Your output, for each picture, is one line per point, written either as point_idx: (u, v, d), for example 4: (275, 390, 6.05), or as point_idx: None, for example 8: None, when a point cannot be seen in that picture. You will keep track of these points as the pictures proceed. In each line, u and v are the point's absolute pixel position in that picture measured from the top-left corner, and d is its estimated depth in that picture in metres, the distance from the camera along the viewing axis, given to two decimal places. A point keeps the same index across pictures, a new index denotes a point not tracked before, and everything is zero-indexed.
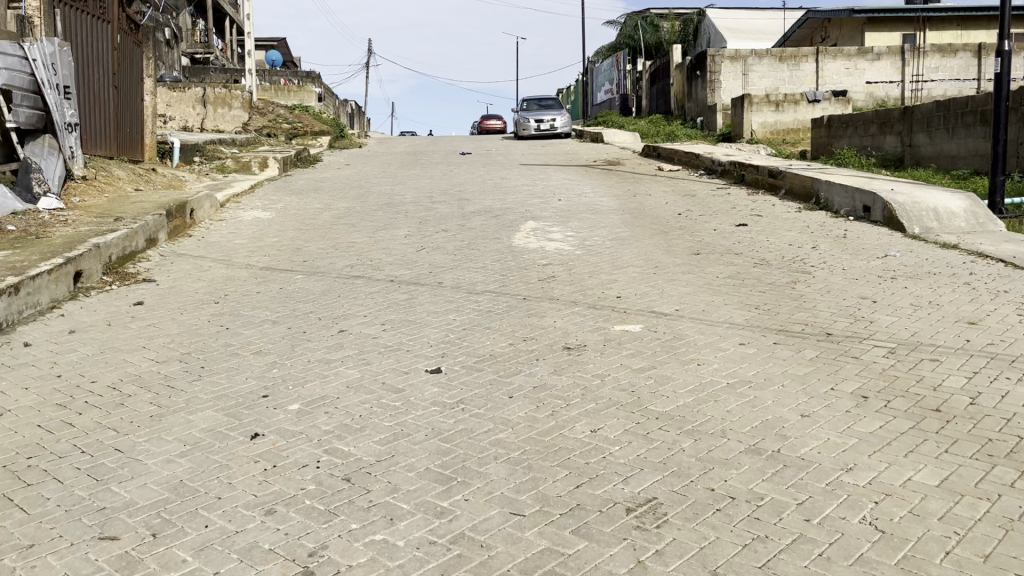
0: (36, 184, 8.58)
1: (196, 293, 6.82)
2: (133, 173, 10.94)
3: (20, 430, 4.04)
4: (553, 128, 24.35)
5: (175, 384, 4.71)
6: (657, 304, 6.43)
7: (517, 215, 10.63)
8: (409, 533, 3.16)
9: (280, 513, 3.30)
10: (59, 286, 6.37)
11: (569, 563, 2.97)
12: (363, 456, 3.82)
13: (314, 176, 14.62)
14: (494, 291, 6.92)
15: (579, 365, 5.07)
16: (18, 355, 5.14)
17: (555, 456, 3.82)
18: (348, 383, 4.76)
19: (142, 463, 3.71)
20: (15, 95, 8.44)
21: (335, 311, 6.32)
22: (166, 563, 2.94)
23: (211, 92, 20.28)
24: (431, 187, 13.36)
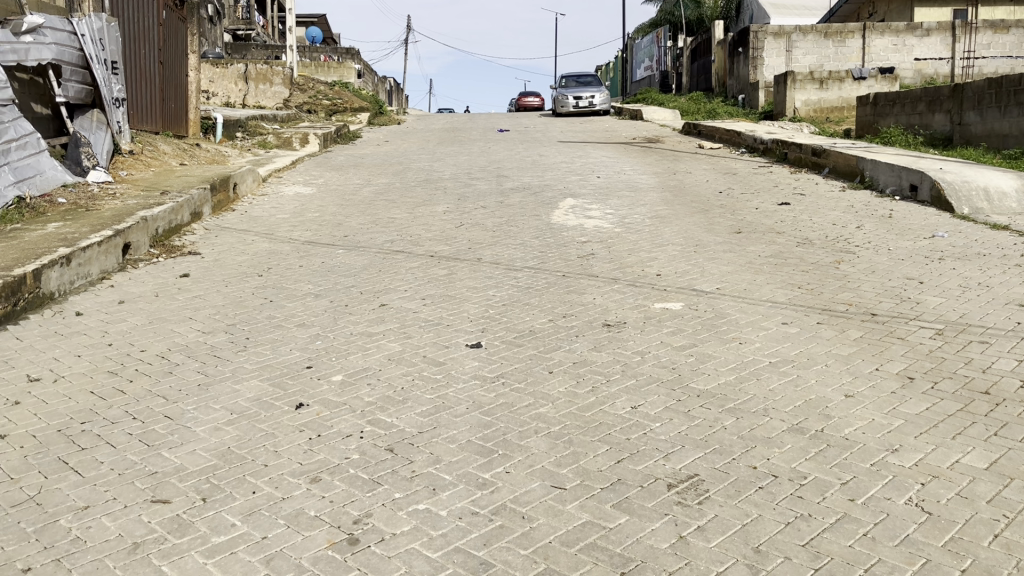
0: (86, 158, 8.67)
1: (240, 266, 6.91)
2: (179, 147, 11.10)
3: (74, 396, 4.16)
4: (592, 106, 24.18)
5: (221, 354, 4.80)
6: (697, 282, 6.38)
7: (556, 192, 10.60)
8: (452, 503, 3.20)
9: (325, 482, 3.35)
10: (109, 258, 6.50)
11: (610, 536, 2.98)
12: (405, 427, 3.86)
13: (354, 152, 14.69)
14: (534, 268, 6.91)
15: (619, 342, 5.06)
16: (71, 324, 5.27)
17: (596, 431, 3.83)
18: (390, 356, 4.81)
19: (192, 431, 3.79)
20: (64, 70, 8.60)
21: (376, 285, 6.37)
22: (216, 527, 3.02)
23: (253, 68, 20.50)
24: (470, 164, 13.36)
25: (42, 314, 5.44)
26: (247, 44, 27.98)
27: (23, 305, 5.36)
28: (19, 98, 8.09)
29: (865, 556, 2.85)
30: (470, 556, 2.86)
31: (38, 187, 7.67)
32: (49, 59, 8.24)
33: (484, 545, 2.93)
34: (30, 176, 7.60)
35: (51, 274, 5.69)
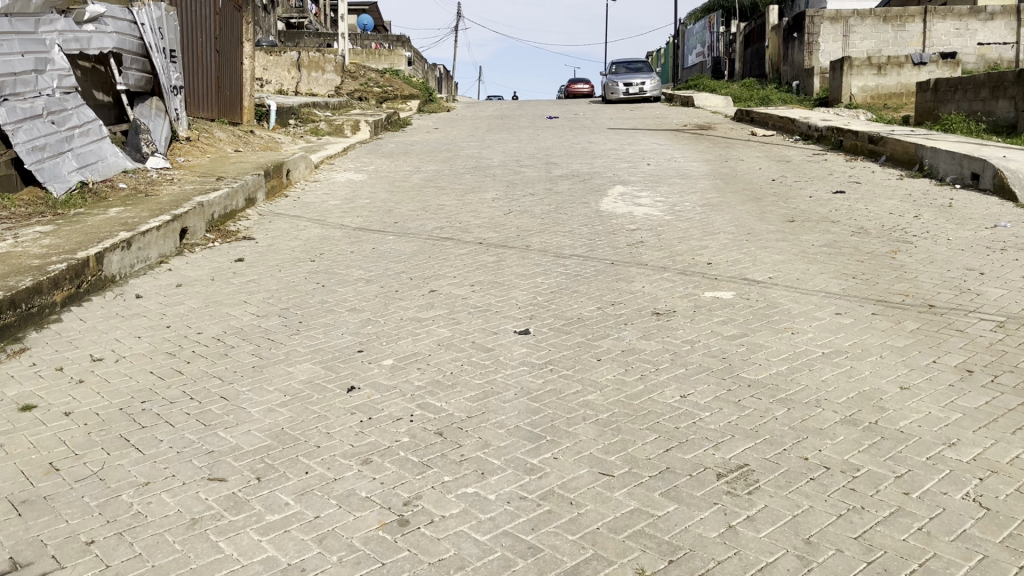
0: (145, 144, 8.89)
1: (293, 251, 7.02)
2: (234, 134, 11.29)
3: (135, 375, 4.28)
4: (642, 92, 23.96)
5: (275, 337, 4.89)
6: (749, 272, 6.30)
7: (605, 179, 10.54)
8: (500, 487, 3.22)
9: (376, 464, 3.40)
10: (167, 242, 6.66)
11: (658, 524, 2.98)
12: (454, 412, 3.90)
13: (404, 139, 14.79)
14: (583, 256, 6.89)
15: (669, 331, 5.03)
16: (131, 306, 5.42)
17: (644, 419, 3.82)
18: (439, 341, 4.85)
19: (247, 411, 3.88)
20: (125, 58, 8.79)
21: (425, 271, 6.42)
22: (270, 505, 3.09)
23: (306, 56, 20.77)
24: (519, 151, 13.36)
25: (104, 296, 5.60)
26: (300, 32, 28.29)
27: (86, 288, 5.52)
28: (81, 86, 8.30)
29: (920, 550, 2.80)
30: (518, 540, 2.88)
31: (100, 172, 7.88)
32: (110, 48, 8.41)
33: (532, 529, 2.95)
34: (92, 162, 7.81)
35: (112, 257, 5.85)
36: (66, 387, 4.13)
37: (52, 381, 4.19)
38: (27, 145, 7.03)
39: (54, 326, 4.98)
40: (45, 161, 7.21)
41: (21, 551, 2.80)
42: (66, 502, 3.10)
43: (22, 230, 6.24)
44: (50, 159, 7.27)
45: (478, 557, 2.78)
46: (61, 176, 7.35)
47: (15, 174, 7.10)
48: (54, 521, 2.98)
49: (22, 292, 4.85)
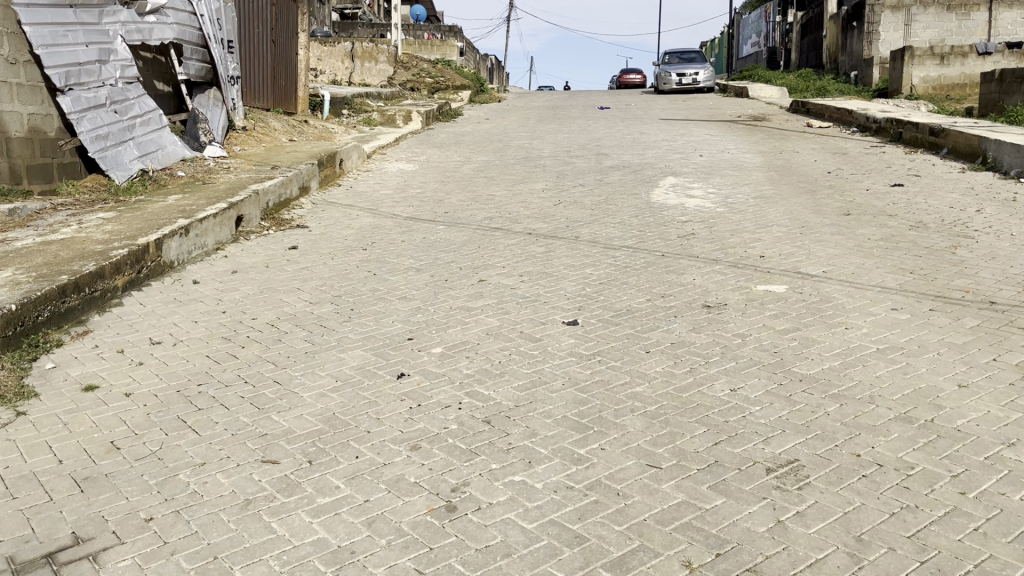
0: (203, 133, 9.09)
1: (345, 240, 7.11)
2: (289, 124, 11.45)
3: (192, 359, 4.40)
4: (695, 83, 23.67)
5: (327, 324, 4.97)
6: (803, 265, 6.20)
7: (656, 170, 10.46)
8: (547, 476, 3.24)
9: (424, 450, 3.44)
10: (223, 229, 6.80)
11: (706, 517, 2.96)
12: (502, 401, 3.92)
13: (455, 129, 14.85)
14: (633, 247, 6.85)
15: (719, 324, 4.98)
16: (189, 292, 5.55)
17: (693, 412, 3.79)
18: (488, 330, 4.88)
19: (299, 396, 3.96)
20: (185, 49, 8.98)
21: (475, 261, 6.46)
22: (321, 488, 3.15)
23: (359, 46, 20.97)
24: (570, 141, 13.31)
25: (163, 281, 5.74)
26: (353, 23, 28.54)
27: (145, 273, 5.67)
28: (143, 77, 8.51)
29: (975, 551, 2.74)
30: (565, 529, 2.89)
31: (160, 161, 8.07)
32: (170, 38, 8.59)
33: (579, 519, 2.96)
34: (152, 150, 8.01)
35: (171, 244, 6.00)
36: (126, 368, 4.26)
37: (114, 363, 4.32)
38: (91, 133, 7.29)
39: (115, 310, 5.12)
40: (108, 149, 7.46)
41: (84, 526, 2.91)
42: (126, 480, 3.21)
43: (86, 217, 6.44)
44: (113, 147, 7.52)
45: (524, 545, 2.80)
46: (123, 164, 7.56)
47: (79, 161, 7.43)
48: (114, 498, 3.08)
49: (85, 276, 5.00)
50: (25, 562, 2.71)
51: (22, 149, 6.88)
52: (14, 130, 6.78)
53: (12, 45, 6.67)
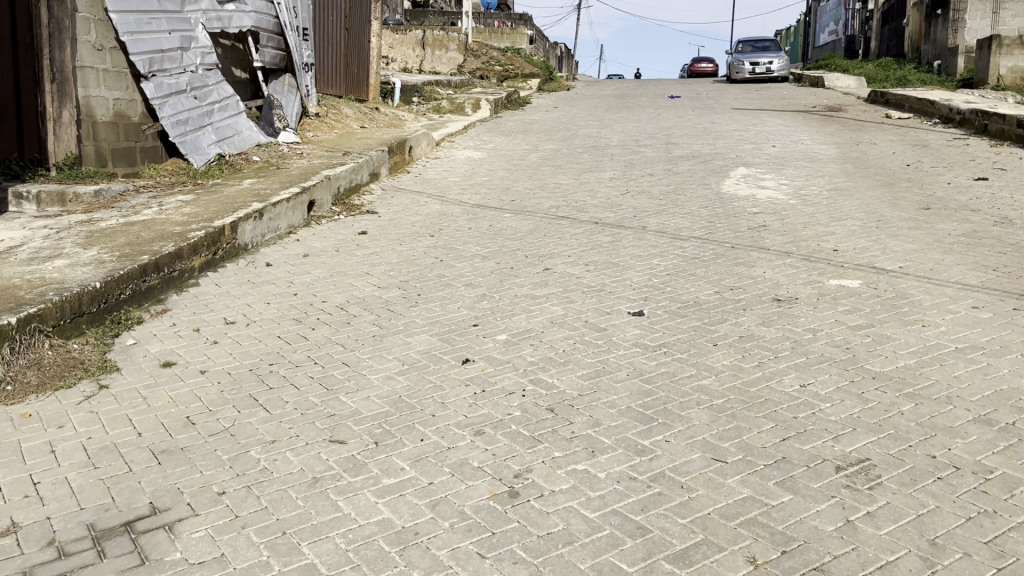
0: (277, 119, 9.28)
1: (413, 226, 7.19)
2: (361, 111, 11.60)
3: (264, 339, 4.51)
4: (769, 72, 23.13)
5: (394, 308, 5.04)
6: (878, 260, 6.01)
7: (727, 161, 10.28)
8: (610, 466, 3.23)
9: (488, 435, 3.47)
10: (296, 213, 6.95)
11: (772, 514, 2.91)
12: (566, 389, 3.92)
13: (523, 118, 14.83)
14: (701, 238, 6.75)
15: (790, 318, 4.88)
16: (262, 274, 5.69)
17: (761, 407, 3.73)
18: (552, 319, 4.88)
19: (366, 378, 4.03)
20: (262, 37, 9.16)
21: (540, 249, 6.46)
22: (386, 469, 3.20)
23: (430, 34, 21.07)
24: (639, 130, 13.17)
25: (237, 263, 5.89)
26: (424, 10, 28.72)
27: (221, 255, 5.83)
28: (221, 63, 8.72)
29: None
30: (627, 520, 2.88)
31: (236, 146, 8.25)
32: (249, 26, 8.77)
33: (642, 510, 2.94)
34: (229, 136, 8.20)
35: (246, 226, 6.16)
36: (202, 346, 4.40)
37: (190, 341, 4.46)
38: (171, 118, 7.51)
39: (192, 290, 5.28)
40: (188, 134, 7.66)
41: (160, 497, 3.01)
42: (200, 454, 3.31)
43: (166, 199, 6.65)
44: (192, 132, 7.73)
45: (586, 534, 2.80)
46: (201, 148, 7.77)
47: (160, 146, 7.62)
48: (189, 471, 3.19)
49: (165, 256, 5.17)
50: (104, 529, 2.83)
51: (107, 134, 7.18)
52: (99, 114, 7.08)
53: (98, 31, 6.93)
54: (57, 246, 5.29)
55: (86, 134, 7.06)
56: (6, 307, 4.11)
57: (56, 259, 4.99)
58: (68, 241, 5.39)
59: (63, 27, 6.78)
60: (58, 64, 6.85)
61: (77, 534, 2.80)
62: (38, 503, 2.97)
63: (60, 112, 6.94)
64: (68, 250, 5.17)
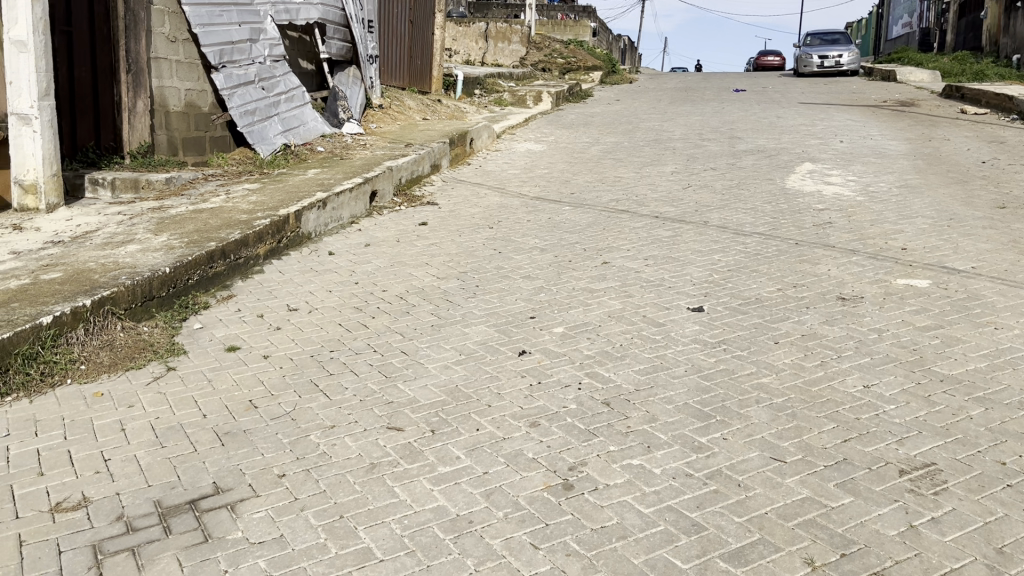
0: (342, 111, 9.42)
1: (473, 218, 7.22)
2: (423, 103, 11.69)
3: (326, 326, 4.59)
4: (838, 66, 22.57)
5: (453, 298, 5.08)
6: (948, 260, 5.83)
7: (793, 156, 10.07)
8: (666, 462, 3.20)
9: (544, 427, 3.47)
10: (358, 203, 7.04)
11: (832, 515, 2.85)
12: (623, 383, 3.90)
13: (585, 111, 14.76)
14: (765, 234, 6.63)
15: (854, 318, 4.76)
16: (324, 263, 5.78)
17: (822, 407, 3.65)
18: (610, 313, 4.86)
19: (424, 366, 4.07)
20: (328, 29, 9.31)
21: (599, 243, 6.43)
22: (442, 457, 3.24)
23: (493, 27, 21.17)
24: (702, 124, 13.00)
25: (301, 251, 6.01)
26: (488, 3, 28.81)
27: (285, 243, 5.95)
28: (289, 55, 8.88)
29: None
30: (682, 516, 2.86)
31: (301, 136, 8.40)
32: (316, 18, 8.91)
33: (697, 507, 2.91)
34: (295, 126, 8.35)
35: (309, 216, 6.27)
36: (265, 332, 4.50)
37: (254, 326, 4.57)
38: (240, 109, 7.70)
39: (257, 277, 5.40)
40: (256, 124, 7.85)
41: (223, 477, 3.10)
42: (262, 437, 3.39)
43: (234, 187, 6.82)
44: (260, 122, 7.92)
45: (640, 529, 2.78)
46: (268, 139, 7.94)
47: (228, 135, 7.88)
48: (252, 453, 3.26)
49: (231, 244, 5.29)
50: (170, 506, 2.92)
51: (179, 124, 7.36)
52: (173, 104, 7.28)
53: (172, 23, 7.12)
54: (130, 232, 5.46)
55: (160, 123, 7.27)
56: (81, 290, 4.27)
57: (129, 244, 5.16)
58: (140, 227, 5.57)
59: (137, 19, 6.98)
60: (134, 55, 7.07)
61: (145, 510, 2.89)
62: (108, 479, 3.07)
63: (135, 102, 7.19)
64: (140, 236, 5.34)
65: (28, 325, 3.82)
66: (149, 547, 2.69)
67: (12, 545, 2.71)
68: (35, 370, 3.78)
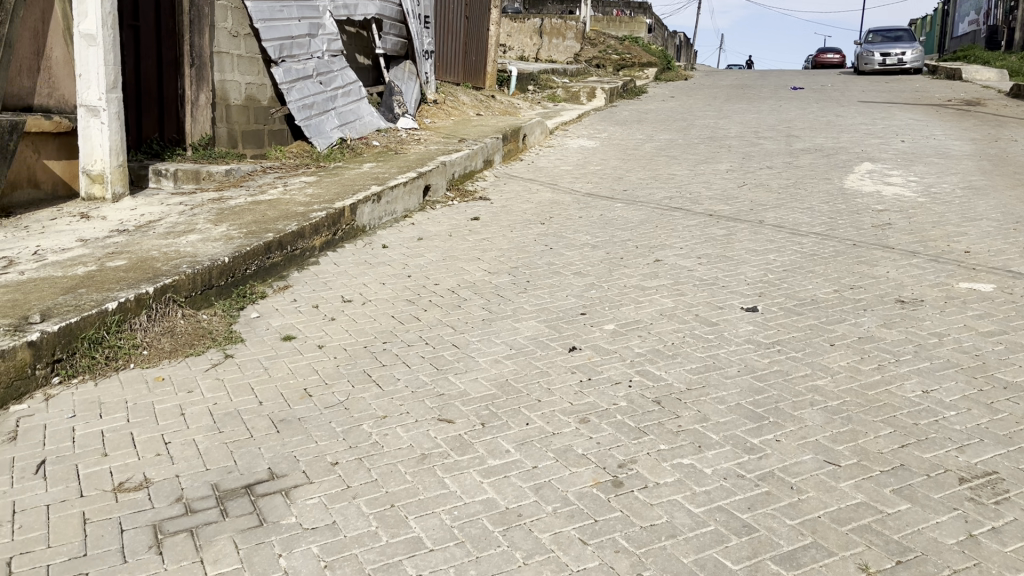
0: (397, 105, 9.51)
1: (525, 213, 7.23)
2: (477, 98, 11.72)
3: (378, 318, 4.65)
4: (901, 63, 22.03)
5: (504, 293, 5.10)
6: (1014, 264, 5.66)
7: (852, 155, 9.87)
8: (717, 463, 3.17)
9: (594, 424, 3.47)
10: (412, 197, 7.10)
11: (887, 522, 2.80)
12: (674, 382, 3.87)
13: (639, 107, 14.65)
14: (822, 234, 6.52)
15: (914, 321, 4.65)
16: (378, 255, 5.85)
17: (879, 411, 3.58)
18: (662, 311, 4.83)
19: (475, 360, 4.10)
20: (385, 24, 9.40)
21: (652, 240, 6.38)
22: (492, 450, 3.25)
23: (548, 23, 21.17)
24: (758, 122, 12.81)
25: (356, 244, 6.09)
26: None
27: (340, 235, 6.04)
28: (346, 50, 9.00)
29: None
30: (733, 517, 2.83)
31: (357, 130, 8.52)
32: (373, 14, 9.03)
33: (748, 508, 2.88)
34: (351, 120, 8.47)
35: (364, 209, 6.35)
36: (321, 322, 4.58)
37: (309, 317, 4.65)
38: (298, 103, 7.85)
39: (312, 268, 5.49)
40: (313, 118, 8.00)
41: (278, 463, 3.16)
42: (316, 425, 3.45)
43: (291, 180, 6.94)
44: (317, 116, 8.06)
45: (690, 528, 2.76)
46: (324, 133, 8.08)
47: (286, 128, 8.06)
48: (305, 441, 3.32)
49: (288, 235, 5.39)
50: (227, 490, 2.99)
51: (240, 116, 7.52)
52: (233, 98, 7.44)
53: (235, 19, 7.27)
54: (191, 222, 5.60)
55: (220, 117, 7.47)
56: (144, 277, 4.39)
57: (190, 234, 5.29)
58: (201, 218, 5.70)
59: (202, 14, 7.14)
60: (197, 50, 7.22)
61: (203, 492, 2.97)
62: (168, 462, 3.16)
63: (197, 95, 7.35)
64: (201, 226, 5.47)
65: (94, 310, 3.93)
66: (207, 529, 2.76)
67: (76, 522, 2.80)
68: (100, 354, 3.90)
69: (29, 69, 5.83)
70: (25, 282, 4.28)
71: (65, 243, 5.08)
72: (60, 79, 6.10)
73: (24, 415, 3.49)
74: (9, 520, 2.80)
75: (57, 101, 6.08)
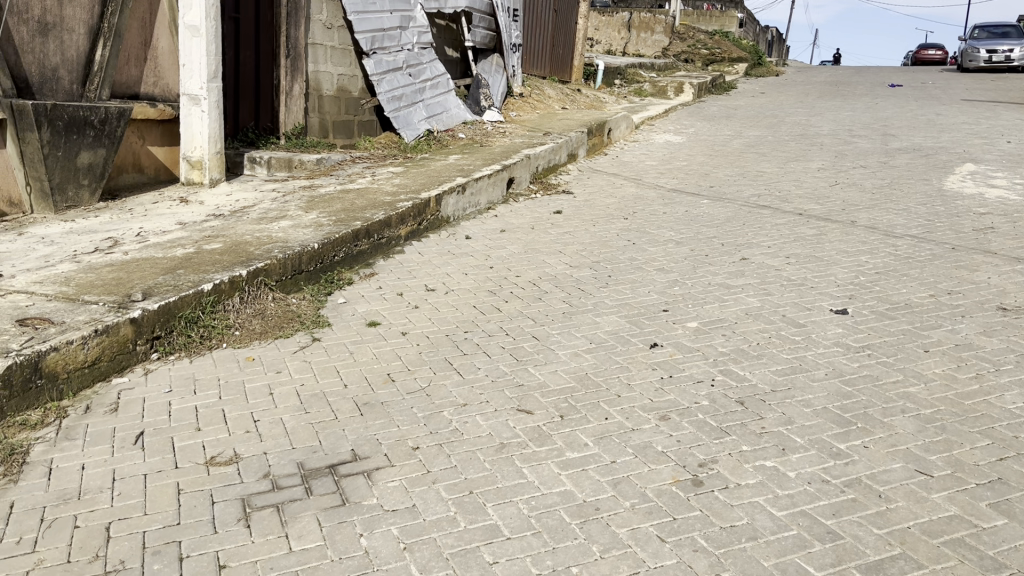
0: (484, 98, 9.58)
1: (608, 208, 7.19)
2: (563, 92, 11.70)
3: (460, 307, 4.70)
4: (1009, 61, 20.97)
5: (585, 287, 5.08)
6: None
7: (952, 155, 9.47)
8: (802, 466, 3.10)
9: (674, 421, 3.43)
10: (496, 190, 7.14)
11: (982, 536, 2.68)
12: (759, 383, 3.80)
13: (728, 103, 14.37)
14: (918, 237, 6.28)
15: (1017, 330, 4.44)
16: (461, 245, 5.91)
17: (975, 422, 3.43)
18: (747, 310, 4.73)
19: (555, 352, 4.10)
20: (474, 18, 9.48)
21: (738, 238, 6.26)
22: (570, 443, 3.25)
23: (637, 16, 20.95)
24: (853, 119, 12.40)
25: (439, 234, 6.16)
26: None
27: (425, 225, 6.12)
28: (436, 42, 9.10)
29: None
30: (817, 523, 2.76)
31: (444, 122, 8.63)
32: (463, 7, 9.10)
33: (833, 514, 2.81)
34: (438, 112, 8.59)
35: (449, 200, 6.42)
36: (404, 309, 4.66)
37: (394, 304, 4.73)
38: (388, 94, 8.00)
39: (397, 256, 5.57)
40: (402, 109, 8.14)
41: (361, 445, 3.23)
42: (399, 410, 3.51)
43: (379, 170, 7.07)
44: (406, 107, 8.19)
45: (772, 531, 2.71)
46: (412, 124, 8.21)
47: (375, 119, 8.19)
48: (387, 425, 3.39)
49: (376, 223, 5.50)
50: (312, 469, 3.07)
51: (331, 107, 7.73)
52: (326, 88, 7.64)
53: (329, 11, 7.45)
54: (283, 208, 5.76)
55: (313, 107, 7.67)
56: (238, 261, 4.54)
57: (281, 220, 5.44)
58: (293, 204, 5.86)
59: (298, 6, 7.24)
60: (293, 41, 7.34)
61: (289, 470, 3.06)
62: (256, 439, 3.27)
63: (292, 85, 7.46)
64: (292, 213, 5.62)
65: (192, 291, 4.10)
66: (293, 505, 2.85)
67: (171, 492, 2.92)
68: (195, 333, 4.06)
69: (136, 59, 6.09)
70: (129, 262, 4.48)
71: (165, 225, 5.29)
72: (165, 69, 6.36)
73: (125, 388, 3.66)
74: (110, 486, 2.95)
75: (162, 90, 6.34)
